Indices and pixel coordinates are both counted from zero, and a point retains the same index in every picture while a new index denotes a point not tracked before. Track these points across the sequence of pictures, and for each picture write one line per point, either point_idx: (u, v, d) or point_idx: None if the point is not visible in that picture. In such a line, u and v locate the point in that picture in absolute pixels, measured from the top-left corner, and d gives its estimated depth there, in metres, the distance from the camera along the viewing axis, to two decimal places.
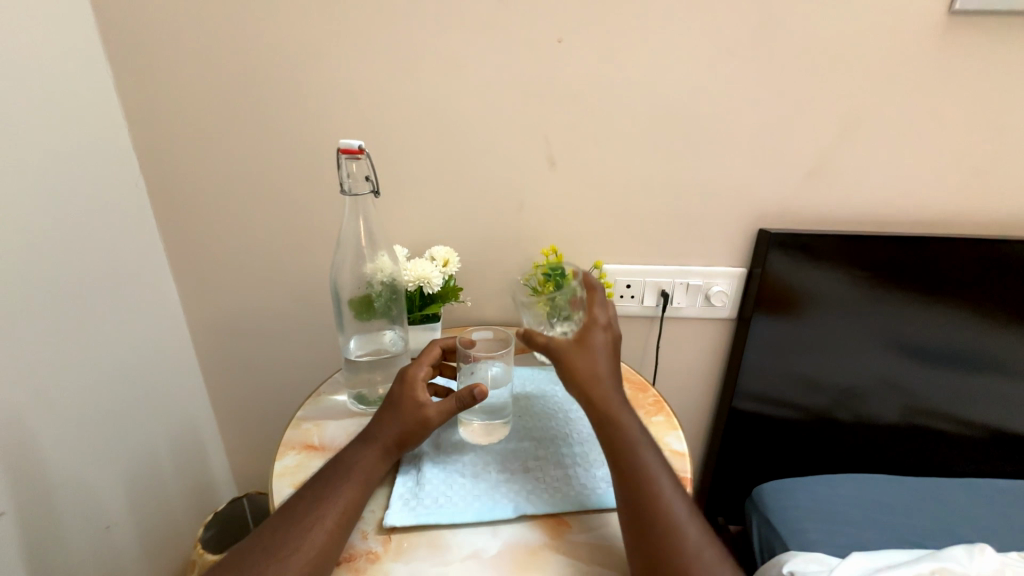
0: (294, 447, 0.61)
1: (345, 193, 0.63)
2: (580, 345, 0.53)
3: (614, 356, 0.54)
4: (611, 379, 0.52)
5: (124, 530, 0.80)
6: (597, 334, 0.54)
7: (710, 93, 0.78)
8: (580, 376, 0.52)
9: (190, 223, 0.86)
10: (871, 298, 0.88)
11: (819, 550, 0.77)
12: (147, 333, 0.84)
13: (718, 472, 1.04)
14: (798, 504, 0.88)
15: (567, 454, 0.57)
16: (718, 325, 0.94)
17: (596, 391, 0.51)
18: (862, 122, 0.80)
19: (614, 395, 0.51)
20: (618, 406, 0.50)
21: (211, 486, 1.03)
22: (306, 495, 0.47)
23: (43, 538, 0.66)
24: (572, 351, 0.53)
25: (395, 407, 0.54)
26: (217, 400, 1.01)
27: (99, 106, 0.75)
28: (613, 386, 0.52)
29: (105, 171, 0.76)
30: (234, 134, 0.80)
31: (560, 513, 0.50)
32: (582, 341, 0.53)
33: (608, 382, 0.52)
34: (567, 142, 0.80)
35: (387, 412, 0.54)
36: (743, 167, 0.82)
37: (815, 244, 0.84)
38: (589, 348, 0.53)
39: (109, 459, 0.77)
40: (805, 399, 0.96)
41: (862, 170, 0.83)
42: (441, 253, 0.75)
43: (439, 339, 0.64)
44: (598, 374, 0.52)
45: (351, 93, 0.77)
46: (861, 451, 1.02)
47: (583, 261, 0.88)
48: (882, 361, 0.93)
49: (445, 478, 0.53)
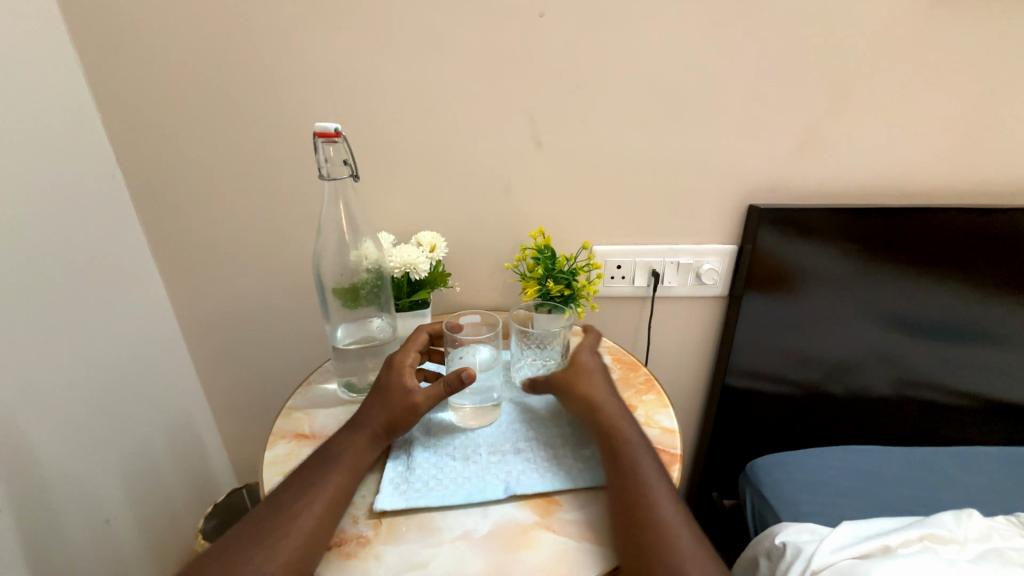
0: (284, 435, 0.61)
1: (323, 179, 0.61)
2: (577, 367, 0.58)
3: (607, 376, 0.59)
4: (606, 393, 0.56)
5: (123, 524, 0.81)
6: (587, 356, 0.59)
7: (698, 66, 0.76)
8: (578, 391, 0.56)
9: (172, 214, 0.84)
10: (860, 273, 0.88)
11: (811, 520, 0.78)
12: (135, 327, 0.83)
13: (713, 449, 1.05)
14: (791, 476, 0.89)
15: (558, 435, 0.57)
16: (709, 303, 0.94)
17: (593, 401, 0.54)
18: (852, 92, 0.78)
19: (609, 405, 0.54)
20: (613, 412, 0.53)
21: (209, 477, 1.03)
22: (295, 483, 0.47)
23: (44, 535, 0.67)
24: (571, 371, 0.58)
25: (382, 393, 0.55)
26: (212, 393, 1.01)
27: (68, 94, 0.72)
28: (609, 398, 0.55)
29: (80, 161, 0.73)
30: (212, 120, 0.77)
31: (550, 492, 0.50)
32: (576, 363, 0.59)
33: (604, 395, 0.55)
34: (553, 121, 0.79)
35: (375, 398, 0.55)
36: (733, 142, 0.81)
37: (804, 219, 0.83)
38: (584, 368, 0.58)
39: (106, 455, 0.77)
40: (797, 374, 0.97)
41: (852, 142, 0.82)
42: (428, 239, 0.74)
43: (426, 326, 0.65)
44: (594, 388, 0.56)
45: (330, 76, 0.75)
46: (853, 424, 1.03)
47: (572, 242, 0.88)
48: (872, 335, 0.94)
49: (436, 462, 0.53)
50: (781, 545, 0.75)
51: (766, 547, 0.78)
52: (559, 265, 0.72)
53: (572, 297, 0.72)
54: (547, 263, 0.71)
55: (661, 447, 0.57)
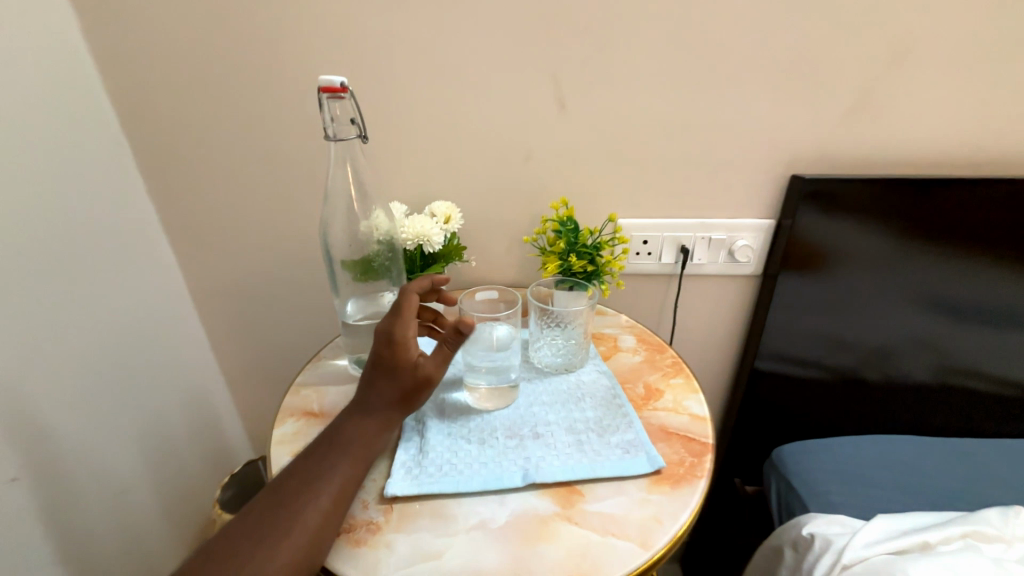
0: (293, 413, 0.59)
1: (330, 139, 0.57)
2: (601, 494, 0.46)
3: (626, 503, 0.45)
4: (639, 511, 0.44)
5: (141, 494, 0.81)
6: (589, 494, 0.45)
7: (744, 16, 0.68)
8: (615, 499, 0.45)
9: (179, 182, 0.80)
10: (909, 252, 0.81)
11: (842, 512, 0.74)
12: (147, 298, 0.82)
13: (735, 434, 1.01)
14: (820, 464, 0.84)
15: (581, 419, 0.53)
16: (741, 282, 0.88)
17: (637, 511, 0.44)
18: (918, 47, 0.69)
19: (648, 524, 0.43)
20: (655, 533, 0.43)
21: (225, 447, 1.04)
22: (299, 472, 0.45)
23: (61, 504, 0.67)
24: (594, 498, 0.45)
25: (392, 373, 0.49)
26: (226, 366, 1.00)
27: (64, 50, 0.67)
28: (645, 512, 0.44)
29: (80, 123, 0.69)
30: (215, 80, 0.73)
31: (572, 481, 0.46)
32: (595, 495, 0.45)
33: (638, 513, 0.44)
34: (579, 81, 0.72)
35: (382, 378, 0.49)
36: (778, 104, 0.73)
37: (853, 191, 0.76)
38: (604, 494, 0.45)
39: (120, 426, 0.77)
40: (831, 358, 0.91)
41: (912, 104, 0.73)
42: (442, 209, 0.70)
43: (412, 286, 0.53)
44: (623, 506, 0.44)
45: (338, 31, 0.69)
46: (888, 412, 0.97)
47: (596, 215, 0.82)
48: (914, 318, 0.87)
49: (450, 445, 0.51)
50: (809, 536, 0.71)
51: (792, 537, 0.74)
52: (582, 239, 0.67)
53: (596, 274, 0.68)
54: (569, 238, 0.67)
55: (691, 435, 0.52)
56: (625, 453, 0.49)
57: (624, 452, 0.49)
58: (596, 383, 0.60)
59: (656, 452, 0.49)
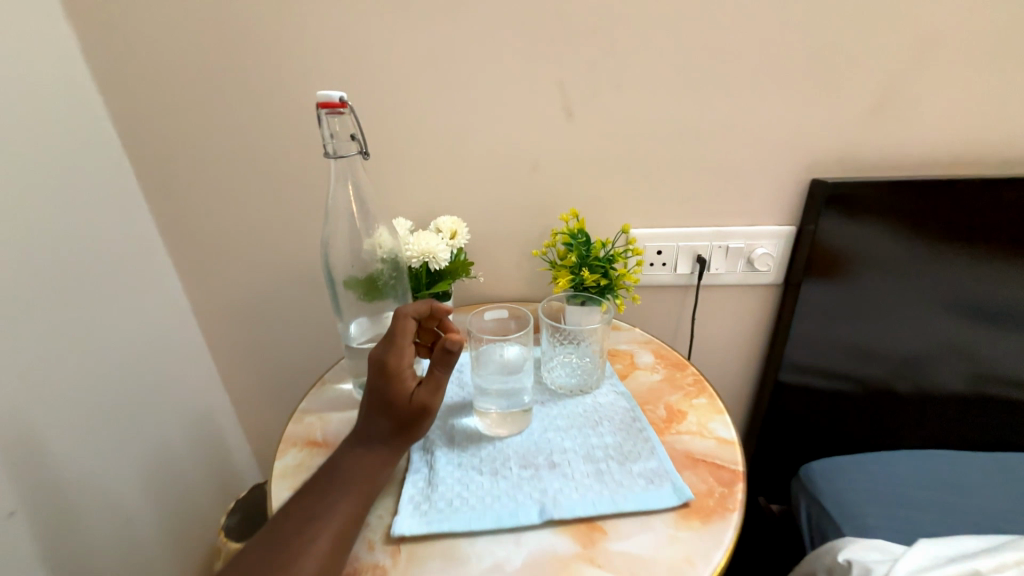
0: (295, 443, 0.56)
1: (329, 156, 0.55)
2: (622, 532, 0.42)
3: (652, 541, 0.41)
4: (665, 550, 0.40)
5: (145, 523, 0.79)
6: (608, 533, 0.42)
7: (757, 16, 0.65)
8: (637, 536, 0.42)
9: (181, 202, 0.79)
10: (939, 256, 0.76)
11: (881, 536, 0.69)
12: (151, 321, 0.80)
13: (759, 450, 0.97)
14: (853, 484, 0.79)
15: (599, 446, 0.50)
16: (761, 291, 0.85)
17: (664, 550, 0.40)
18: (942, 42, 0.66)
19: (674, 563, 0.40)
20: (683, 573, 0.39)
21: (232, 471, 1.01)
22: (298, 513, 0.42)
23: (61, 537, 0.65)
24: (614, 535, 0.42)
25: (387, 406, 0.46)
26: (232, 387, 0.99)
27: (66, 73, 0.67)
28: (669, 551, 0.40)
29: (81, 146, 0.69)
30: (217, 99, 0.72)
31: (593, 517, 0.43)
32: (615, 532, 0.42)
33: (664, 552, 0.40)
34: (586, 88, 0.70)
35: (379, 409, 0.47)
36: (795, 106, 0.71)
37: (879, 194, 0.72)
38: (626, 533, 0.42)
39: (124, 452, 0.75)
40: (859, 369, 0.87)
41: (938, 101, 0.70)
42: (448, 224, 0.68)
43: (408, 308, 0.51)
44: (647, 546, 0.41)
45: (338, 46, 0.68)
46: (921, 424, 0.92)
47: (607, 225, 0.79)
48: (946, 325, 0.82)
49: (461, 477, 0.47)
50: (846, 563, 0.66)
51: (827, 564, 0.69)
52: (594, 251, 0.65)
53: (610, 288, 0.65)
54: (581, 250, 0.64)
55: (720, 461, 0.49)
56: (647, 483, 0.45)
57: (648, 482, 0.45)
58: (614, 406, 0.56)
59: (683, 482, 0.45)
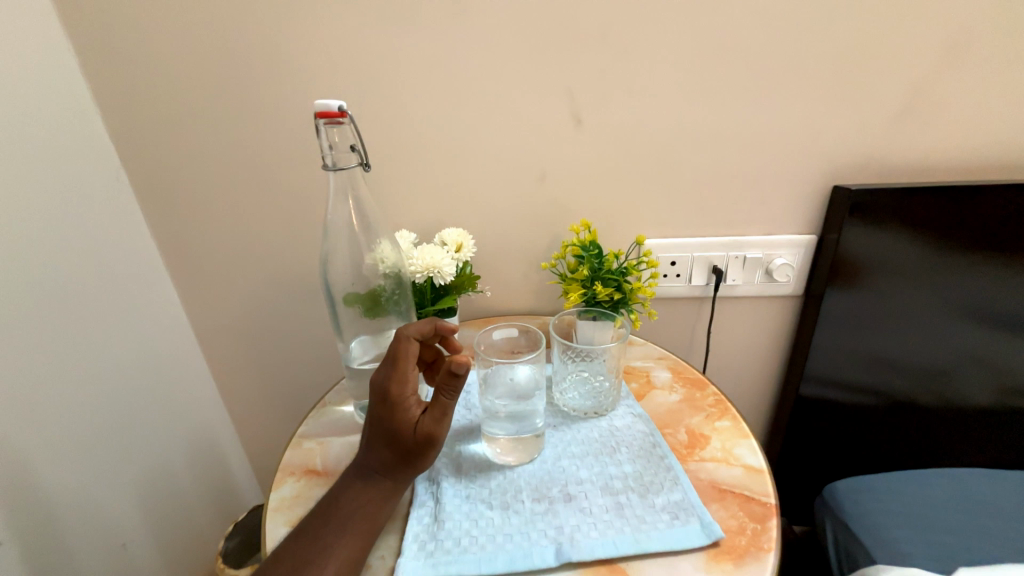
0: (293, 472, 0.53)
1: (328, 169, 0.52)
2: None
3: None
4: None
5: (140, 549, 0.75)
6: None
7: (774, 18, 0.63)
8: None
9: (180, 216, 0.77)
10: (970, 266, 0.73)
11: (916, 565, 0.64)
12: (149, 339, 0.78)
13: (780, 469, 0.92)
14: (882, 506, 0.75)
15: (618, 476, 0.47)
16: (780, 302, 0.81)
17: None
18: (971, 41, 0.63)
19: None
20: None
21: (233, 493, 0.98)
22: (292, 556, 0.39)
23: (54, 567, 0.62)
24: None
25: (390, 436, 0.43)
26: (232, 406, 0.96)
27: (61, 84, 0.65)
28: None
29: (75, 159, 0.66)
30: (215, 110, 0.70)
31: (614, 558, 0.40)
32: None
33: None
34: (597, 94, 0.67)
35: (381, 440, 0.44)
36: (815, 110, 0.68)
37: (905, 200, 0.68)
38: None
39: (121, 475, 0.72)
40: (885, 383, 0.82)
41: (967, 103, 0.67)
42: (453, 237, 0.65)
43: (411, 329, 0.48)
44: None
45: (340, 55, 0.66)
46: (950, 441, 0.87)
47: (619, 236, 0.76)
48: (978, 338, 0.78)
49: (470, 512, 0.44)
50: None
51: None
52: (606, 264, 0.62)
53: (624, 302, 0.62)
54: (593, 263, 0.61)
55: (749, 493, 0.46)
56: (671, 520, 0.42)
57: (672, 518, 0.42)
58: (631, 430, 0.53)
59: (711, 518, 0.42)
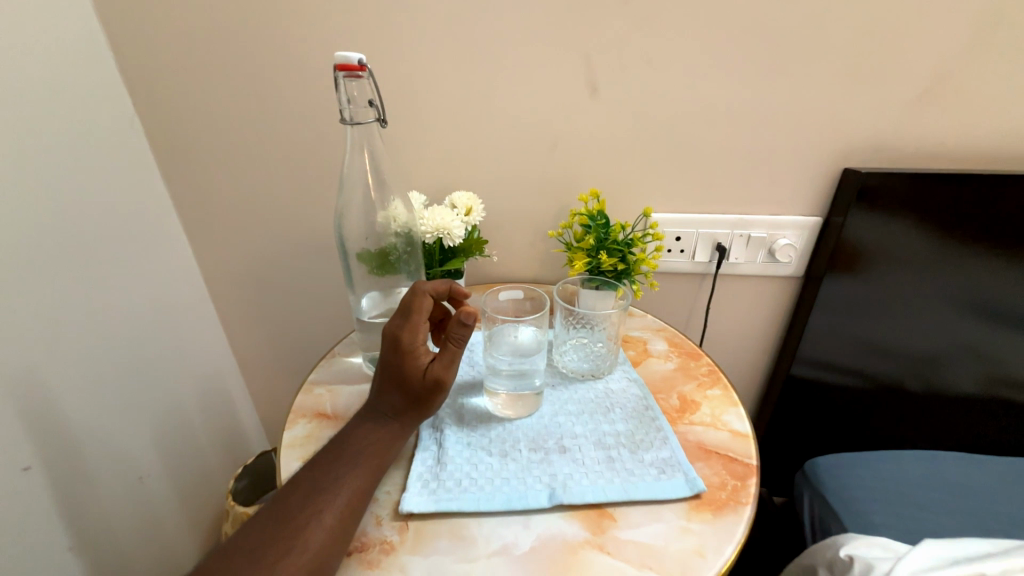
0: (305, 414, 0.56)
1: (346, 124, 0.53)
2: (622, 520, 0.42)
3: (654, 531, 0.41)
4: (668, 541, 0.40)
5: (157, 483, 0.80)
6: (609, 522, 0.42)
7: None
8: (639, 524, 0.42)
9: (193, 166, 0.78)
10: (970, 255, 0.73)
11: (885, 534, 0.68)
12: (162, 285, 0.80)
13: (765, 442, 0.97)
14: (859, 481, 0.78)
15: (611, 433, 0.50)
16: (780, 283, 0.83)
17: (668, 541, 0.40)
18: (1002, 24, 0.62)
19: (673, 547, 0.40)
20: (686, 555, 0.39)
21: (240, 437, 1.03)
22: (304, 486, 0.41)
23: (80, 492, 0.66)
24: (614, 523, 0.42)
25: (400, 381, 0.46)
26: (241, 356, 0.99)
27: (74, 25, 0.64)
28: (672, 541, 0.40)
29: (90, 103, 0.66)
30: (229, 59, 0.69)
31: (602, 503, 0.43)
32: (616, 520, 0.42)
33: (670, 542, 0.40)
34: (615, 62, 0.66)
35: (391, 386, 0.47)
36: (835, 90, 0.67)
37: (913, 186, 0.69)
38: (629, 522, 0.42)
39: (138, 413, 0.75)
40: (873, 366, 0.85)
41: (990, 90, 0.65)
42: (463, 201, 0.66)
43: (426, 286, 0.50)
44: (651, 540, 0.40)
45: (358, 7, 0.65)
46: (930, 424, 0.90)
47: (626, 209, 0.77)
48: (969, 328, 0.80)
49: (470, 456, 0.47)
50: (847, 559, 0.65)
51: (828, 558, 0.68)
52: (613, 235, 0.63)
53: (627, 272, 0.64)
54: (599, 234, 0.63)
55: (732, 454, 0.49)
56: (659, 473, 0.45)
57: (659, 472, 0.45)
58: (626, 393, 0.56)
59: (696, 474, 0.45)
